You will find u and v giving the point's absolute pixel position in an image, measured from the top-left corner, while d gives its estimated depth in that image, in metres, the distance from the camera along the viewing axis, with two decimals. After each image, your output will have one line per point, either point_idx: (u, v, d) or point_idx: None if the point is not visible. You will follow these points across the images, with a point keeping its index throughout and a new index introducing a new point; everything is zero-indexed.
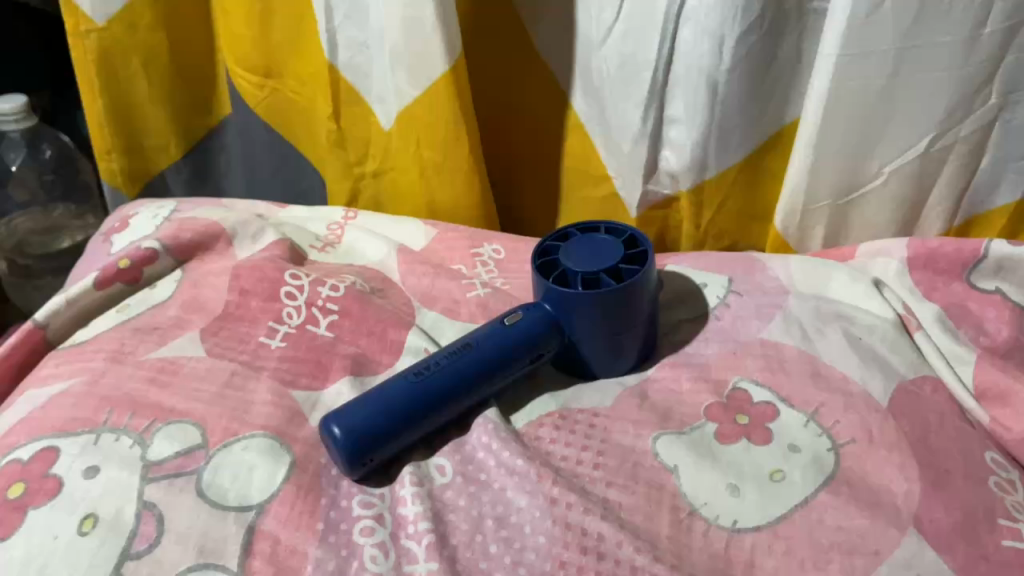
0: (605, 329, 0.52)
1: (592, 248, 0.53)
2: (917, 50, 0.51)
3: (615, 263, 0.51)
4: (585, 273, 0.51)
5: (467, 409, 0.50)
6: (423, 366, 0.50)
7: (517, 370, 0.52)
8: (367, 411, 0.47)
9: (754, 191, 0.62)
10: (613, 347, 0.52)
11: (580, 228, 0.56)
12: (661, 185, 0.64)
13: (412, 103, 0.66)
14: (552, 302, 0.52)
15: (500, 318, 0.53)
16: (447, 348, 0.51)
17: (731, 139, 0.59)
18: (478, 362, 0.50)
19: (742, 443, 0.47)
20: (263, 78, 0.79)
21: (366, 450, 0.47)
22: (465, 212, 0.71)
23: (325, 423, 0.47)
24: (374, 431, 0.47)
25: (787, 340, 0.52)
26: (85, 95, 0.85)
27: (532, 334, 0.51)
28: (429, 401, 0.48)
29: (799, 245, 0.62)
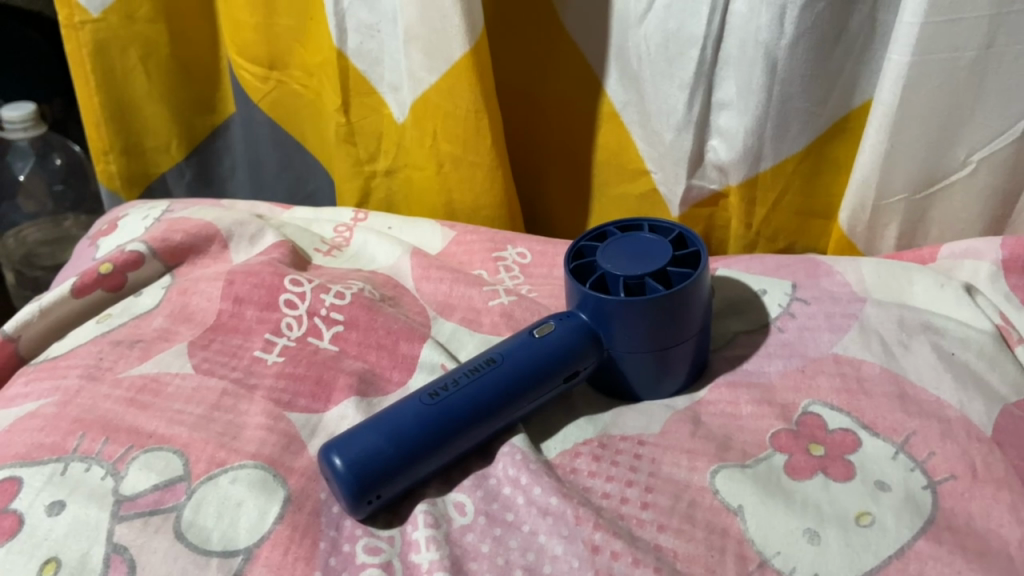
0: (650, 342, 0.44)
1: (634, 249, 0.46)
2: (1015, 16, 0.44)
3: (663, 266, 0.44)
4: (626, 277, 0.44)
5: (490, 436, 0.43)
6: (440, 385, 0.43)
7: (549, 390, 0.45)
8: (374, 440, 0.40)
9: (815, 185, 0.55)
10: (660, 364, 0.45)
11: (619, 226, 0.49)
12: (708, 180, 0.57)
13: (428, 90, 0.60)
14: (590, 312, 0.45)
15: (528, 330, 0.46)
16: (467, 365, 0.44)
17: (791, 125, 0.51)
18: (504, 381, 0.43)
19: (819, 479, 0.40)
20: (267, 70, 0.73)
21: (374, 486, 0.39)
22: (488, 213, 0.64)
23: (325, 453, 0.40)
24: (382, 463, 0.40)
25: (866, 355, 0.45)
26: (81, 92, 0.78)
27: (566, 348, 0.44)
28: (447, 427, 0.41)
29: (869, 246, 0.55)
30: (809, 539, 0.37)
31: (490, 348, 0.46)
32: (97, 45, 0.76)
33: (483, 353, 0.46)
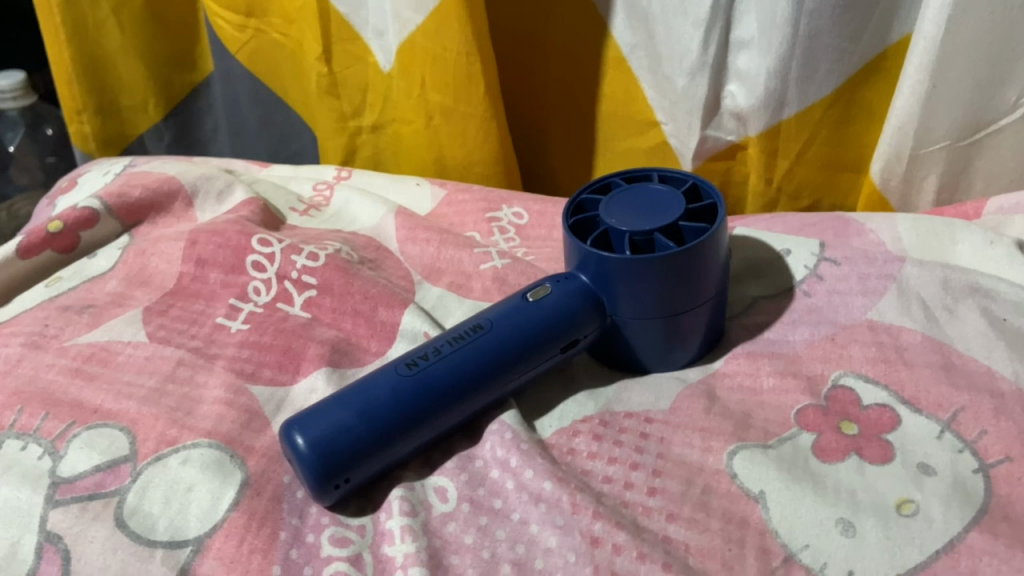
0: (659, 307, 0.39)
1: (642, 202, 0.40)
2: None
3: (675, 220, 0.39)
4: (633, 233, 0.39)
5: (477, 413, 0.38)
6: (419, 354, 0.38)
7: (544, 362, 0.39)
8: (342, 416, 0.35)
9: (844, 135, 0.49)
10: (670, 334, 0.40)
11: (625, 177, 0.43)
12: (724, 131, 0.51)
13: (415, 32, 0.54)
14: (590, 273, 0.40)
15: (521, 293, 0.40)
16: (451, 332, 0.38)
17: (820, 65, 0.46)
18: (494, 350, 0.38)
19: (852, 462, 0.35)
20: (245, 18, 0.67)
21: (342, 469, 0.34)
22: (483, 170, 0.59)
23: (286, 430, 0.35)
24: (351, 443, 0.35)
25: (905, 320, 0.39)
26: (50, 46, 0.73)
27: (564, 313, 0.39)
28: (426, 403, 0.36)
29: (904, 203, 0.49)
30: (842, 531, 0.32)
31: (476, 313, 0.40)
32: None
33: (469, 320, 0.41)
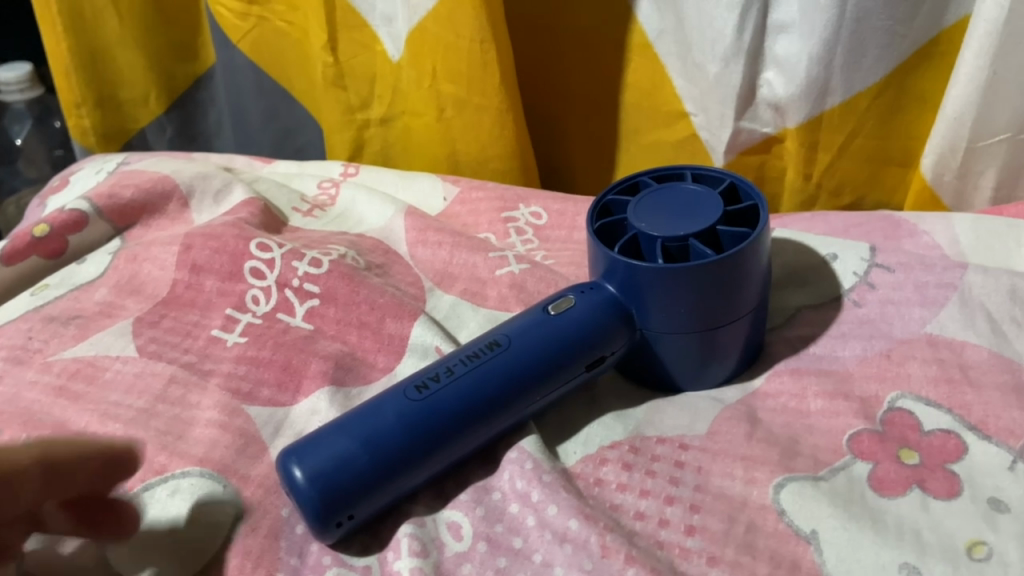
0: (696, 320, 0.35)
1: (675, 203, 0.37)
2: None
3: (712, 225, 0.35)
4: (666, 240, 0.35)
5: (494, 438, 0.35)
6: (430, 374, 0.34)
7: (568, 381, 0.36)
8: (343, 445, 0.32)
9: (892, 128, 0.45)
10: (706, 350, 0.36)
11: (655, 176, 0.39)
12: (760, 123, 0.47)
13: (426, 17, 0.51)
14: (618, 283, 0.36)
15: (542, 306, 0.37)
16: (465, 350, 0.35)
17: (868, 51, 0.42)
18: (512, 370, 0.34)
19: (914, 496, 0.31)
20: (247, 6, 0.64)
21: (342, 505, 0.31)
22: (498, 166, 0.55)
23: (283, 460, 0.32)
24: (353, 476, 0.31)
25: (969, 335, 0.36)
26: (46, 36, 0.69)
27: (590, 327, 0.36)
28: (437, 430, 0.33)
29: (958, 203, 0.45)
30: None
31: (492, 329, 0.37)
32: None
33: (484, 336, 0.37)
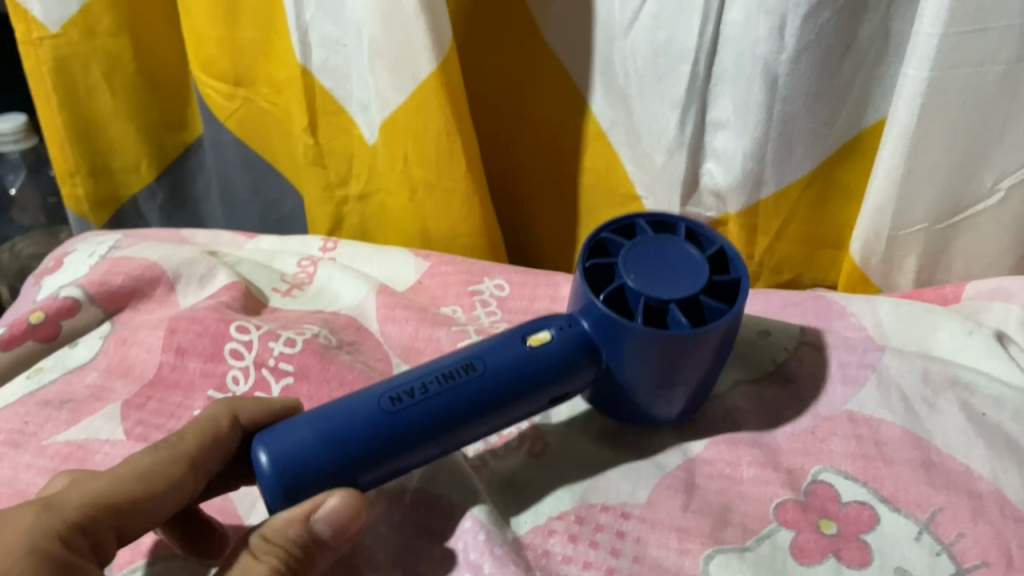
0: (656, 373, 0.39)
1: (663, 261, 0.40)
2: None
3: (693, 295, 0.38)
4: (650, 301, 0.38)
5: (450, 449, 0.38)
6: (405, 387, 0.37)
7: (528, 405, 0.39)
8: (309, 439, 0.35)
9: (823, 212, 0.49)
10: (654, 395, 0.40)
11: (652, 219, 0.42)
12: (704, 207, 0.51)
13: (397, 109, 0.54)
14: (594, 320, 0.39)
15: (520, 335, 0.39)
16: (443, 367, 0.38)
17: (795, 149, 0.46)
18: (481, 394, 0.37)
19: (830, 564, 0.35)
20: (233, 88, 0.68)
21: (297, 492, 0.34)
22: (466, 243, 0.59)
23: (256, 440, 0.35)
24: (313, 468, 0.35)
25: (885, 414, 0.39)
26: (42, 110, 0.73)
27: (558, 362, 0.39)
28: (399, 440, 0.36)
29: (885, 282, 0.49)
30: None
31: (471, 345, 0.39)
32: (58, 62, 0.71)
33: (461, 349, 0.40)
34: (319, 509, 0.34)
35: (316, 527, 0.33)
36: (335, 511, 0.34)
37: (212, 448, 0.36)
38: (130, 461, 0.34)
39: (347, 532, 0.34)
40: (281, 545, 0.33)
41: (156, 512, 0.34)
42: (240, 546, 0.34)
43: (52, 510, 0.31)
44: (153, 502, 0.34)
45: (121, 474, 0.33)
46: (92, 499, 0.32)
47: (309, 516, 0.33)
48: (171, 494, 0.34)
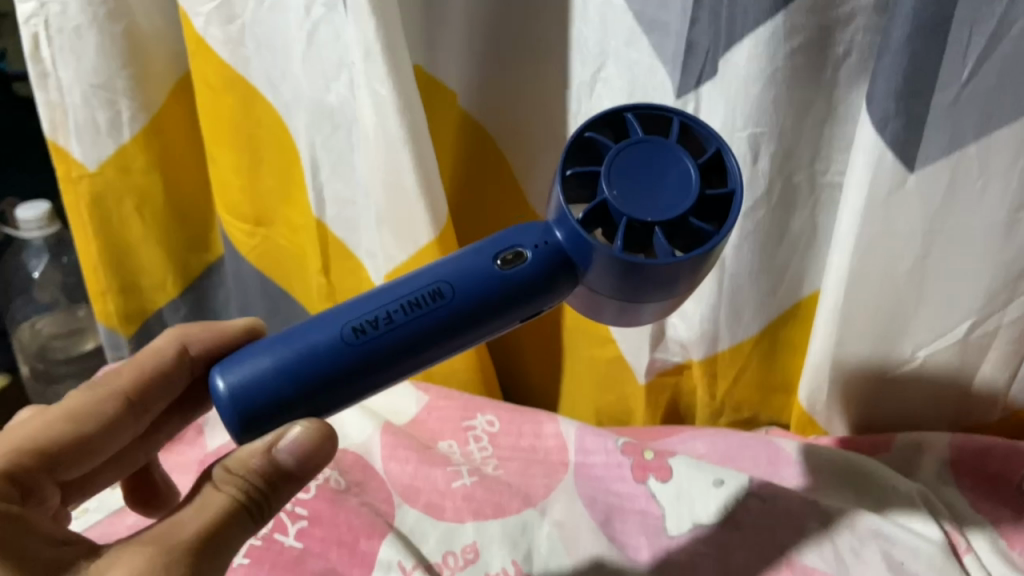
0: (633, 293, 0.39)
1: (652, 169, 0.38)
2: (949, 233, 0.44)
3: (680, 212, 0.38)
4: (631, 220, 0.38)
5: (416, 367, 0.40)
6: (369, 317, 0.38)
7: (495, 326, 0.40)
8: (263, 365, 0.37)
9: (773, 362, 0.56)
10: (615, 300, 0.40)
11: (641, 111, 0.41)
12: (670, 352, 0.58)
13: (400, 265, 0.62)
14: (567, 235, 0.39)
15: (496, 252, 0.40)
16: (411, 292, 0.39)
17: (744, 313, 0.53)
18: (442, 322, 0.38)
19: None
20: (255, 227, 0.76)
21: (247, 415, 0.37)
22: (461, 376, 0.66)
23: (224, 366, 0.38)
24: (265, 394, 0.37)
25: (819, 563, 0.47)
26: (78, 237, 0.81)
27: (523, 286, 0.39)
28: (350, 369, 0.38)
29: (830, 424, 0.55)
30: None
31: (442, 262, 0.40)
32: (95, 196, 0.79)
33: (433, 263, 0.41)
34: (286, 436, 0.38)
35: (279, 455, 0.38)
36: (298, 439, 0.38)
37: (139, 387, 0.46)
38: (66, 403, 0.44)
39: (311, 457, 0.39)
40: (243, 474, 0.39)
41: (91, 442, 0.44)
42: (218, 473, 0.40)
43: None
44: (85, 436, 0.44)
45: (56, 413, 0.43)
46: (32, 435, 0.42)
47: (276, 444, 0.38)
48: (105, 426, 0.44)
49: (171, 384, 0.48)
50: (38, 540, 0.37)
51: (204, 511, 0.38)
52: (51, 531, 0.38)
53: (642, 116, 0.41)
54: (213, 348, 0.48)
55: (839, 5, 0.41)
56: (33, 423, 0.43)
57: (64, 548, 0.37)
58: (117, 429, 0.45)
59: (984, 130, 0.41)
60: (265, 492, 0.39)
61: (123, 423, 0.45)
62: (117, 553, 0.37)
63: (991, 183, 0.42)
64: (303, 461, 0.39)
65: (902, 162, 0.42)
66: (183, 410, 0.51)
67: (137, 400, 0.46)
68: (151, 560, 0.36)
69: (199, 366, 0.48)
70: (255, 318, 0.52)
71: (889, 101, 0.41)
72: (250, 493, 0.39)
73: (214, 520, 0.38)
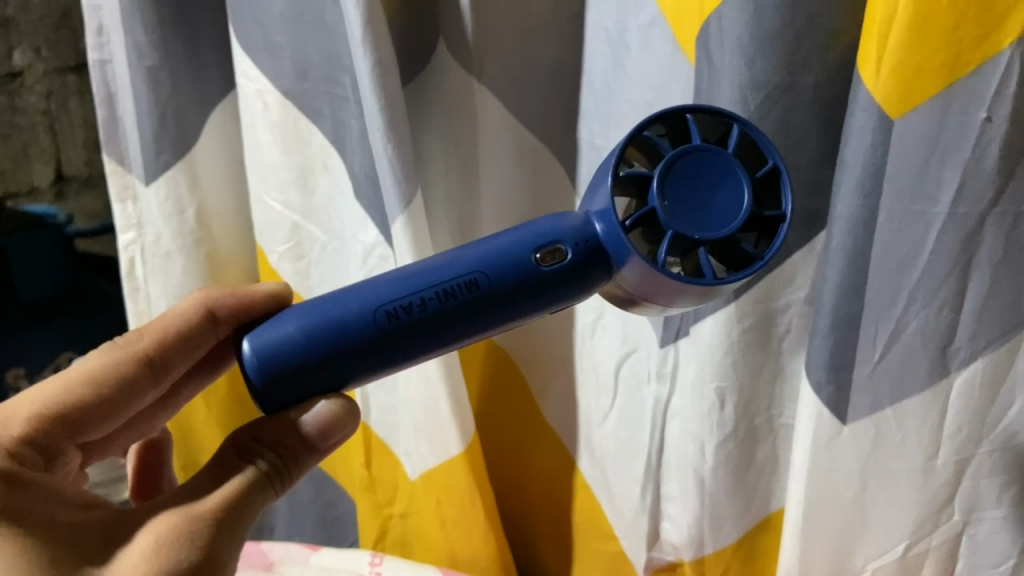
0: (664, 301, 0.43)
1: (707, 183, 0.43)
2: (880, 471, 0.54)
3: (726, 232, 0.43)
4: (677, 235, 0.42)
5: (442, 350, 0.44)
6: (405, 303, 0.42)
7: (522, 315, 0.43)
8: (293, 332, 0.41)
9: (752, 566, 0.64)
10: (634, 297, 0.45)
11: (704, 111, 0.44)
12: (665, 552, 0.67)
13: (433, 469, 0.73)
14: (609, 233, 0.43)
15: (537, 246, 0.43)
16: (450, 280, 0.42)
17: (724, 523, 0.61)
18: (473, 311, 0.42)
19: None
20: None
21: (268, 379, 0.41)
22: (484, 564, 0.76)
23: (258, 334, 0.42)
24: (287, 361, 0.41)
25: None
26: None
27: (553, 280, 0.43)
28: (374, 350, 0.42)
29: None
30: None
31: (485, 247, 0.43)
32: None
33: (471, 244, 0.44)
34: (312, 409, 0.43)
35: (305, 429, 0.43)
36: (325, 415, 0.43)
37: (160, 348, 0.49)
38: (87, 365, 0.48)
39: (332, 432, 0.44)
40: (269, 444, 0.43)
41: (108, 404, 0.47)
42: (244, 445, 0.44)
43: (22, 411, 0.46)
44: (100, 399, 0.47)
45: (75, 376, 0.47)
46: (53, 398, 0.46)
47: (303, 415, 0.43)
48: (120, 387, 0.48)
49: (194, 339, 0.50)
50: (58, 504, 0.42)
51: (227, 484, 0.43)
52: (72, 495, 0.43)
53: (702, 117, 0.45)
54: (232, 310, 0.49)
55: (777, 298, 0.54)
56: (56, 383, 0.47)
57: (84, 510, 0.43)
58: (133, 390, 0.48)
59: (897, 397, 0.52)
60: (286, 460, 0.44)
61: (140, 385, 0.48)
62: (142, 520, 0.42)
63: (908, 435, 0.52)
64: (324, 435, 0.43)
65: (837, 417, 0.53)
66: (201, 376, 0.56)
67: (159, 362, 0.49)
68: (177, 530, 0.41)
69: (221, 327, 0.49)
70: (284, 282, 0.51)
71: (822, 372, 0.52)
72: (272, 463, 0.43)
73: (235, 491, 0.43)
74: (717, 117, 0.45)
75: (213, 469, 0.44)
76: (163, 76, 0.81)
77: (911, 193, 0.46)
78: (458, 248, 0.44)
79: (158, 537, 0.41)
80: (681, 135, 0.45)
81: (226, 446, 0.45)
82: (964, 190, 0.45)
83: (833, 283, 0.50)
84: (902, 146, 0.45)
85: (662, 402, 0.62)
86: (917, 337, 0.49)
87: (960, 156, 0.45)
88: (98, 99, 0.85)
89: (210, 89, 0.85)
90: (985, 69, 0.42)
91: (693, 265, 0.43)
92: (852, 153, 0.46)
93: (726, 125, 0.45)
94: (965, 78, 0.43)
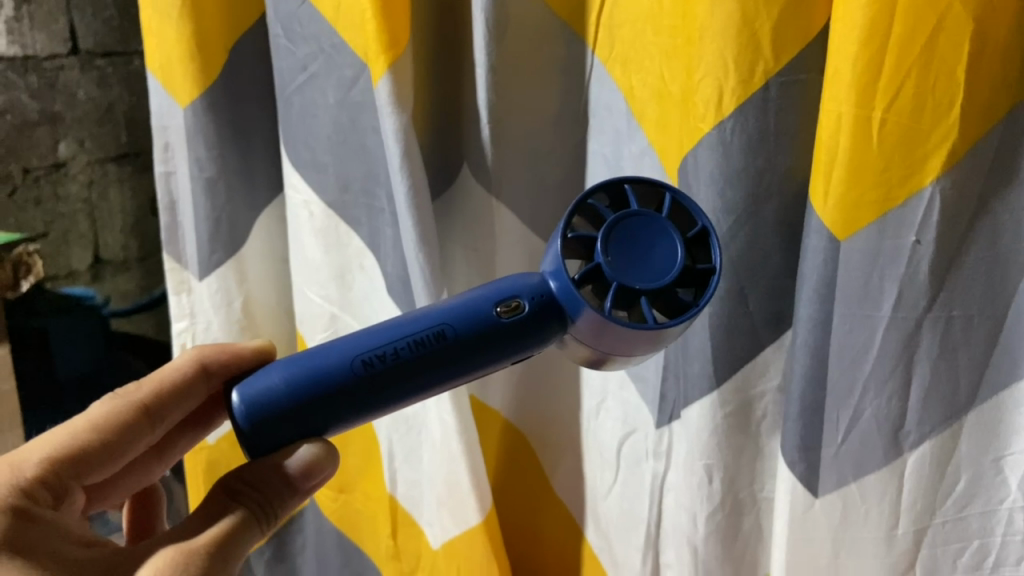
0: (617, 348, 0.50)
1: (643, 241, 0.50)
2: (850, 541, 0.61)
3: (664, 283, 0.50)
4: (620, 286, 0.49)
5: (415, 394, 0.51)
6: (379, 353, 0.49)
7: (488, 362, 0.51)
8: (277, 381, 0.49)
9: None
10: (603, 355, 0.52)
11: (637, 181, 0.53)
12: None
13: (454, 537, 0.80)
14: (560, 285, 0.51)
15: (498, 301, 0.51)
16: (418, 332, 0.50)
17: None
18: (441, 358, 0.49)
19: None
20: (337, 493, 0.93)
21: (256, 423, 0.49)
22: None
23: (246, 385, 0.49)
24: (274, 404, 0.49)
25: None
26: (194, 491, 1.04)
27: (514, 330, 0.50)
28: (351, 394, 0.49)
29: None
30: None
31: (449, 306, 0.51)
32: (210, 462, 1.01)
33: (436, 304, 0.52)
34: (294, 452, 0.50)
35: (292, 467, 0.50)
36: (306, 457, 0.50)
37: (157, 397, 0.57)
38: (91, 411, 0.55)
39: (313, 474, 0.50)
40: (254, 488, 0.50)
41: (113, 447, 0.54)
42: (233, 488, 0.51)
43: (32, 456, 0.51)
44: (104, 441, 0.54)
45: (83, 425, 0.54)
46: (63, 443, 0.52)
47: (286, 459, 0.50)
48: (124, 432, 0.55)
49: (188, 391, 0.59)
50: (67, 542, 0.48)
51: (218, 523, 0.49)
52: (80, 537, 0.49)
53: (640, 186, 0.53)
54: (226, 363, 0.59)
55: (754, 386, 0.62)
56: (64, 431, 0.53)
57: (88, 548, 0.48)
58: (135, 432, 0.55)
59: (860, 473, 0.59)
60: (269, 502, 0.50)
61: (140, 429, 0.56)
62: (142, 556, 0.47)
63: (871, 507, 0.60)
64: (305, 476, 0.50)
65: (809, 490, 0.61)
66: (193, 429, 0.66)
67: (155, 410, 0.57)
68: (176, 560, 0.47)
69: (213, 380, 0.59)
70: (265, 342, 0.61)
71: (795, 452, 0.60)
72: (259, 504, 0.50)
73: (226, 530, 0.49)
74: (655, 186, 0.53)
75: (205, 511, 0.50)
76: (220, 188, 0.91)
77: (859, 301, 0.55)
78: (428, 306, 0.52)
79: (159, 567, 0.46)
80: (622, 202, 0.53)
81: (215, 491, 0.51)
82: (902, 298, 0.54)
83: (800, 374, 0.58)
84: (849, 262, 0.55)
85: (659, 478, 0.70)
86: (872, 422, 0.58)
87: (896, 272, 0.54)
88: (163, 207, 0.96)
89: (260, 196, 0.97)
90: (911, 204, 0.52)
91: (638, 314, 0.50)
92: (809, 267, 0.56)
93: (665, 192, 0.53)
94: (896, 209, 0.53)
